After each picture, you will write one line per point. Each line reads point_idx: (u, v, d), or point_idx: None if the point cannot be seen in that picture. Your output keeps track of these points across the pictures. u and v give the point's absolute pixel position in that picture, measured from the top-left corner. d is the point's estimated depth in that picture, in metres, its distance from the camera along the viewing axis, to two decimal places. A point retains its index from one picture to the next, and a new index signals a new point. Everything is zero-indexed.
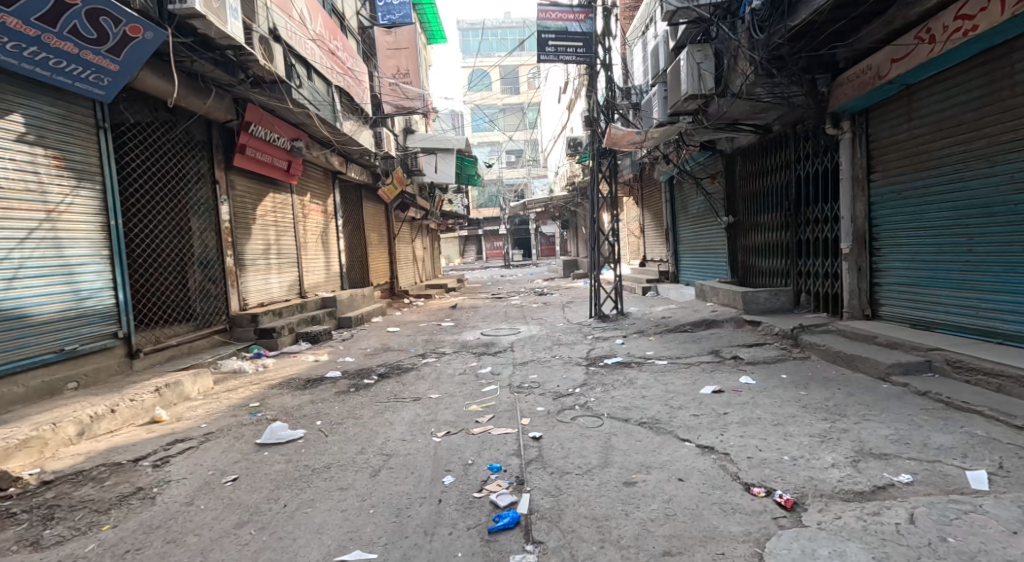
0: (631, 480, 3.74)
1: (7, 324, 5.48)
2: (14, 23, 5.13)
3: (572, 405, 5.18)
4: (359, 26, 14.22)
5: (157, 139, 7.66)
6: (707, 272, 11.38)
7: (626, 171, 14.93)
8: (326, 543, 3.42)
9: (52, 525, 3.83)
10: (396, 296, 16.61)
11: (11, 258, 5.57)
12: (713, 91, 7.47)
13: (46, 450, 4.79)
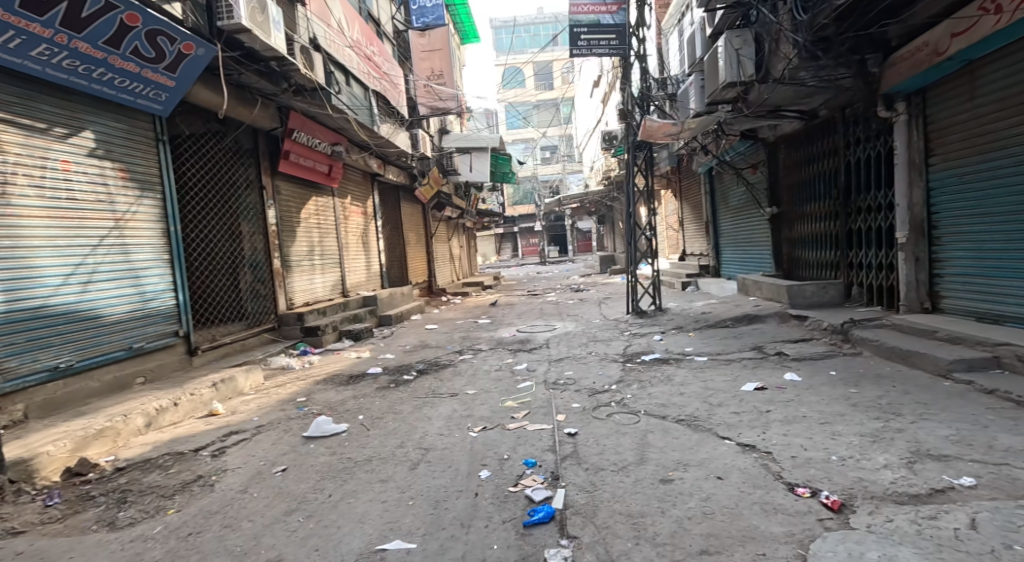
0: (667, 477, 3.67)
1: (83, 325, 5.72)
2: (82, 47, 5.41)
3: (608, 402, 5.12)
4: (393, 30, 14.38)
5: (209, 150, 7.95)
6: (750, 265, 11.13)
7: (663, 165, 14.71)
8: (368, 532, 3.46)
9: (125, 507, 3.98)
10: (434, 294, 16.73)
11: (86, 264, 5.80)
12: (753, 77, 7.29)
13: (119, 439, 5.01)
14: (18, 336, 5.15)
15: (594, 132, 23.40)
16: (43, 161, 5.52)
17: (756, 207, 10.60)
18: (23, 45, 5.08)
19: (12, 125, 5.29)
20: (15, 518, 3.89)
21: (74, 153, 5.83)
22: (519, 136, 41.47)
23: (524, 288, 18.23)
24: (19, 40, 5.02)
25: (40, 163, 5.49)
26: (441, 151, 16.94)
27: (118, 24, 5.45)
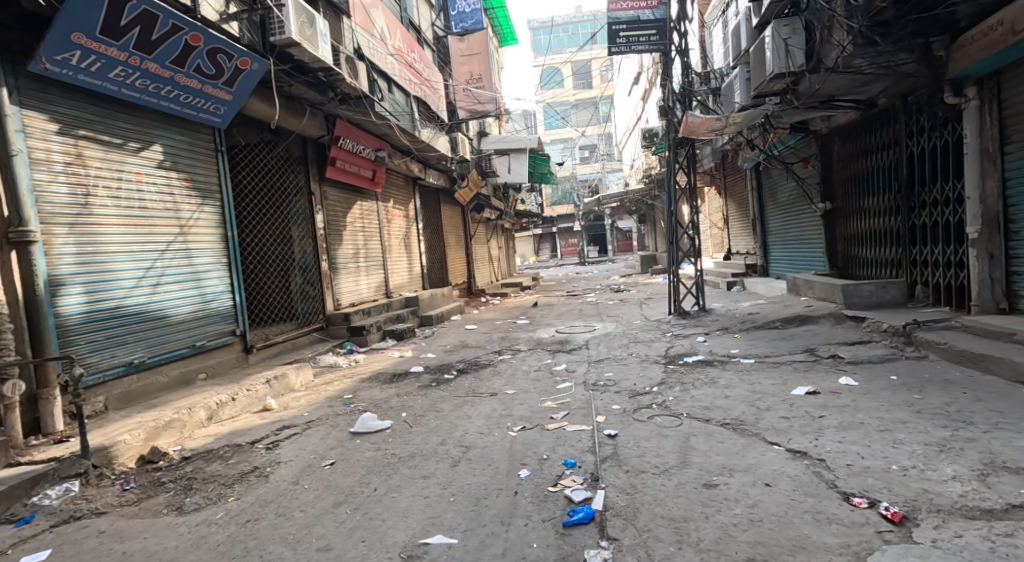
0: (712, 482, 3.57)
1: (153, 325, 5.96)
2: (153, 68, 5.65)
3: (649, 404, 5.02)
4: (434, 36, 14.55)
5: (263, 157, 8.18)
6: (801, 263, 10.79)
7: (707, 161, 14.44)
8: (411, 526, 3.47)
9: (191, 493, 4.12)
10: (473, 295, 16.79)
11: (155, 268, 6.04)
12: (803, 67, 7.04)
13: (184, 431, 5.23)
14: (99, 334, 5.39)
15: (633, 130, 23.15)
16: (119, 173, 5.77)
17: (807, 203, 10.27)
18: (103, 68, 5.33)
19: (93, 141, 5.55)
20: (95, 500, 4.09)
21: (145, 165, 6.08)
22: (557, 136, 41.35)
23: (563, 288, 18.12)
24: (100, 64, 5.27)
25: (117, 175, 5.74)
26: (479, 154, 16.99)
27: (185, 44, 5.69)
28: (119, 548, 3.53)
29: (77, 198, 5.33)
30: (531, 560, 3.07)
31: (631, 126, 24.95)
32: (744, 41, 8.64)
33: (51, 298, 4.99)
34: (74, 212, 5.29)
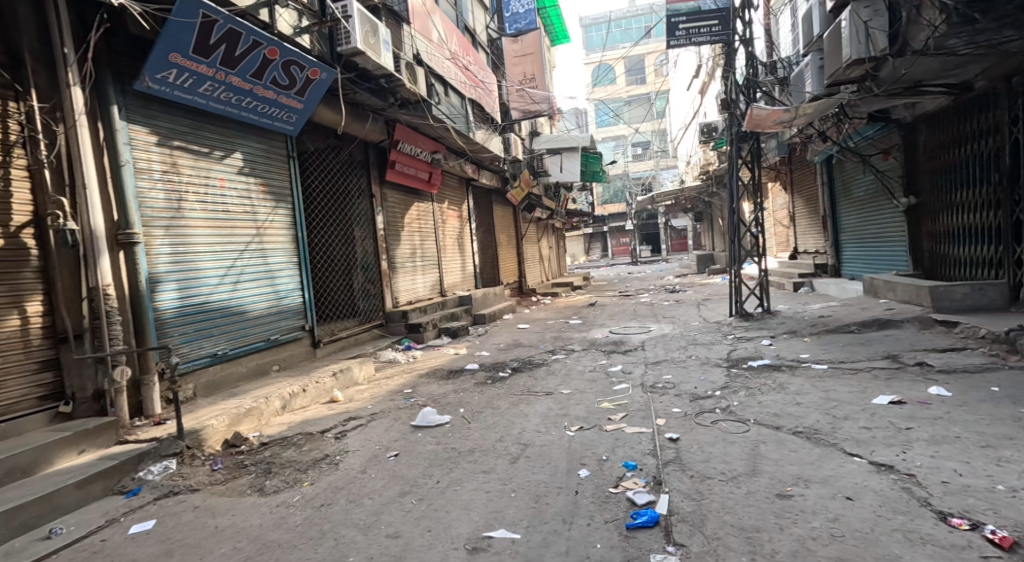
0: (785, 492, 3.40)
1: (234, 320, 6.26)
2: (235, 81, 5.94)
3: (712, 408, 4.85)
4: (488, 38, 14.64)
5: (329, 162, 8.44)
6: (880, 262, 10.25)
7: (772, 155, 13.93)
8: (474, 520, 3.47)
9: (270, 477, 4.30)
10: (524, 295, 16.74)
11: (236, 266, 6.34)
12: (887, 52, 6.60)
13: (262, 418, 5.47)
14: (189, 327, 5.73)
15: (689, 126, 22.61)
16: (206, 180, 6.10)
17: (887, 198, 9.74)
18: (194, 84, 5.66)
19: (185, 151, 5.91)
20: (189, 478, 4.34)
21: (228, 172, 6.39)
22: (610, 134, 40.87)
23: (616, 288, 17.85)
24: (191, 80, 5.60)
25: (204, 182, 6.07)
26: (532, 154, 16.97)
27: (262, 59, 5.94)
28: (212, 522, 3.73)
29: (170, 202, 5.68)
30: (595, 560, 3.01)
31: (687, 122, 24.39)
32: (818, 27, 8.25)
33: (150, 293, 5.35)
34: (169, 216, 5.64)
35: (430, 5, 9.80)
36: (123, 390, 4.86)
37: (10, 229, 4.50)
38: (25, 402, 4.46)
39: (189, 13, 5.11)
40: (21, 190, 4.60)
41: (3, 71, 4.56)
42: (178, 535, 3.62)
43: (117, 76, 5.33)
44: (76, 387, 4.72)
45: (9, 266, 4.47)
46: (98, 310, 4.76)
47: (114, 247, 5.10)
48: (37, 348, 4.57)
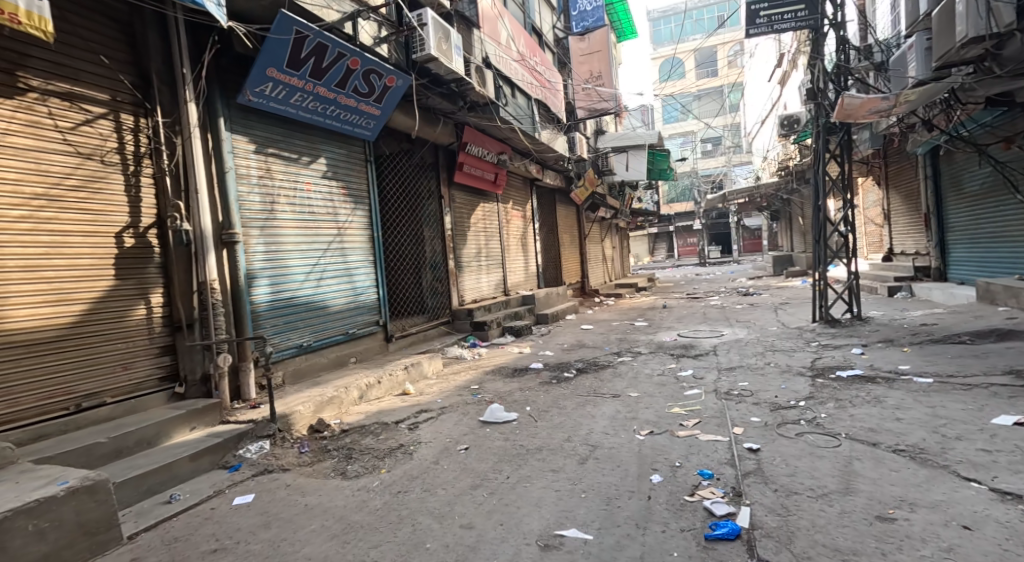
0: (886, 514, 3.14)
1: (317, 315, 6.48)
2: (322, 91, 6.20)
3: (795, 419, 4.57)
4: (555, 38, 14.56)
5: (402, 166, 8.64)
6: (998, 264, 9.44)
7: (864, 148, 13.10)
8: (544, 517, 3.41)
9: (351, 462, 4.46)
10: (586, 296, 16.51)
11: (319, 264, 6.57)
12: (1013, 25, 6.05)
13: (342, 407, 5.66)
14: (279, 320, 5.99)
15: (765, 121, 21.66)
16: (295, 184, 6.36)
17: (1009, 192, 8.95)
18: (287, 95, 5.93)
19: (278, 157, 6.18)
20: (281, 458, 4.57)
21: (314, 177, 6.64)
22: (677, 131, 39.83)
23: (683, 290, 17.33)
24: (285, 92, 5.88)
25: (293, 186, 6.33)
26: (597, 153, 16.73)
27: (346, 69, 6.19)
28: (302, 500, 3.91)
29: (264, 205, 5.95)
30: None
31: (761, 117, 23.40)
32: (925, 5, 7.73)
33: (247, 287, 5.62)
34: (264, 217, 5.92)
35: (499, 8, 9.83)
36: (226, 374, 5.14)
37: (139, 229, 4.85)
38: (148, 383, 4.78)
39: (285, 30, 5.36)
40: (146, 196, 4.94)
41: (135, 92, 4.96)
42: (274, 509, 3.82)
43: (224, 90, 5.63)
44: (188, 370, 5.04)
45: (138, 263, 4.81)
46: (206, 304, 5.10)
47: (218, 245, 5.40)
48: (158, 334, 4.90)
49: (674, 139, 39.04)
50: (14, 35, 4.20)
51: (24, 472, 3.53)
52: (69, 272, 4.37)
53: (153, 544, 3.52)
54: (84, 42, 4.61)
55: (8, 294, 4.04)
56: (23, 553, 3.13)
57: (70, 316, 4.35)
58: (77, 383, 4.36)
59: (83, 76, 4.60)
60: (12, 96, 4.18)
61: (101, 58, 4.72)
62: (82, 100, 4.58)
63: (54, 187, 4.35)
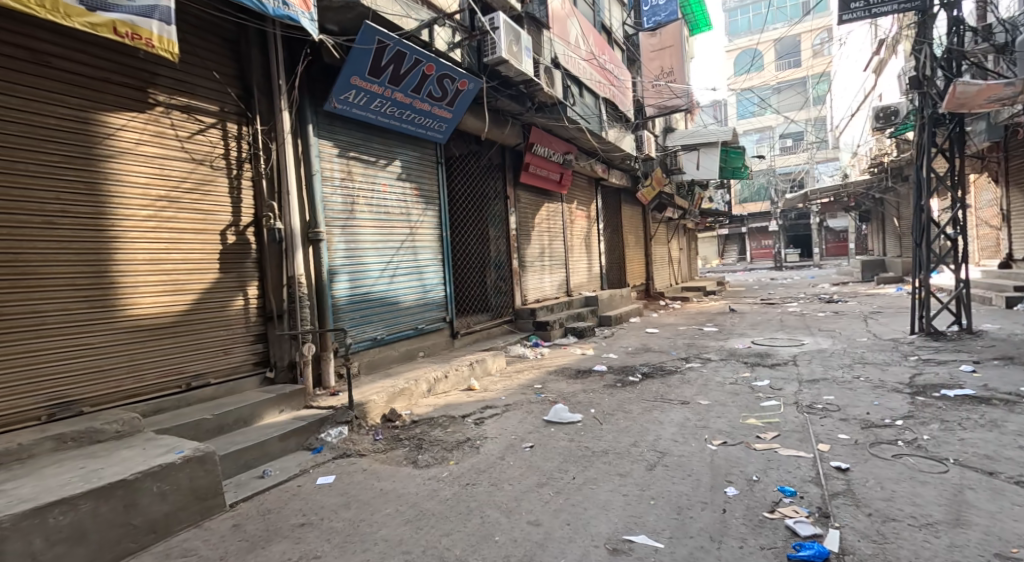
0: (1007, 554, 2.88)
1: (389, 310, 6.64)
2: (399, 97, 6.36)
3: (892, 439, 4.26)
4: (624, 35, 14.28)
5: (467, 167, 8.81)
6: None
7: (980, 142, 12.07)
8: (612, 521, 3.34)
9: (421, 452, 4.54)
10: (652, 298, 16.13)
11: (392, 260, 6.73)
12: None
13: (412, 398, 5.77)
14: (357, 314, 6.19)
15: (857, 114, 20.43)
16: (373, 185, 6.53)
17: None
18: (368, 102, 6.12)
19: (358, 160, 6.37)
20: (358, 444, 4.73)
21: (390, 178, 6.80)
22: (754, 128, 38.27)
23: (756, 296, 16.62)
24: (366, 98, 6.07)
25: (371, 187, 6.51)
26: (666, 150, 16.29)
27: (422, 75, 6.33)
28: (377, 485, 4.02)
29: (345, 205, 6.15)
30: None
31: (847, 112, 22.10)
32: None
33: (330, 281, 5.84)
34: (344, 217, 6.12)
35: (570, 9, 9.74)
36: (310, 361, 5.37)
37: (239, 228, 5.17)
38: (244, 367, 5.10)
39: (368, 40, 5.54)
40: (246, 197, 5.25)
41: (240, 103, 5.28)
42: (352, 491, 3.94)
43: (313, 98, 5.88)
44: (277, 357, 5.32)
45: (238, 258, 5.13)
46: (295, 297, 5.31)
47: (305, 243, 5.63)
48: (253, 322, 5.22)
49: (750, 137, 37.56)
50: (144, 56, 4.57)
51: (148, 440, 3.84)
52: (184, 265, 4.71)
53: (249, 514, 3.71)
54: (198, 59, 4.96)
55: (135, 284, 4.40)
56: (148, 511, 3.39)
57: (183, 304, 4.69)
58: (188, 363, 4.69)
59: (198, 90, 4.94)
60: (142, 109, 4.53)
61: (213, 74, 5.07)
62: (197, 111, 4.91)
63: (174, 189, 4.69)
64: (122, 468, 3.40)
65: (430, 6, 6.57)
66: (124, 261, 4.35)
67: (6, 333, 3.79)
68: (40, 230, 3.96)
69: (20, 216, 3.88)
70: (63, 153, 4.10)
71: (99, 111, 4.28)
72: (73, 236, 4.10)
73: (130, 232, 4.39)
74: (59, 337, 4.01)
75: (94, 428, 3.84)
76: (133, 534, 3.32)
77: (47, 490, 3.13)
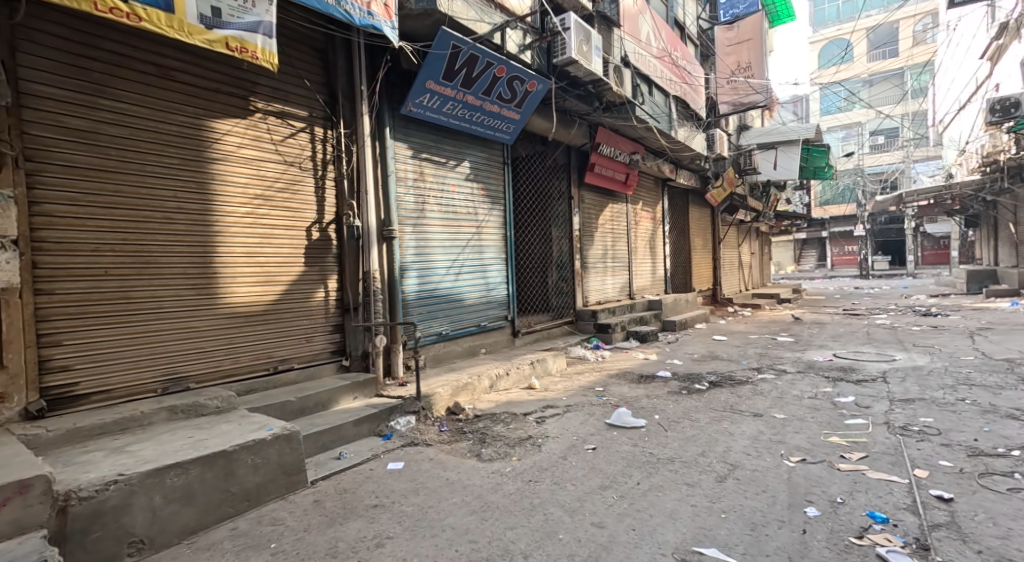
0: None
1: (454, 306, 6.93)
2: (470, 99, 6.63)
3: (1002, 470, 4.06)
4: (699, 29, 14.06)
5: (531, 168, 9.05)
6: None
7: None
8: (681, 531, 3.44)
9: (485, 446, 4.77)
10: (719, 305, 15.80)
11: (458, 258, 7.01)
12: None
13: (475, 393, 6.02)
14: (424, 308, 6.50)
15: (968, 106, 18.99)
16: (442, 186, 6.83)
17: None
18: (441, 104, 6.43)
19: (430, 161, 6.69)
20: (425, 433, 5.02)
21: (459, 179, 7.09)
22: (841, 124, 36.39)
23: (836, 306, 15.91)
24: (439, 101, 6.37)
25: (440, 187, 6.81)
26: (740, 150, 15.90)
27: (492, 77, 6.58)
28: (443, 474, 4.27)
29: (417, 204, 6.47)
30: None
31: (955, 103, 20.54)
32: None
33: (401, 277, 6.17)
34: (415, 215, 6.44)
35: (641, 5, 9.75)
36: (381, 352, 5.70)
37: (323, 225, 5.57)
38: (322, 354, 5.51)
39: (443, 45, 5.86)
40: (329, 197, 5.65)
41: (326, 109, 5.68)
42: (421, 478, 4.21)
43: (391, 102, 6.22)
44: (352, 347, 5.70)
45: (321, 253, 5.54)
46: (369, 290, 5.64)
47: (380, 240, 5.98)
48: (331, 312, 5.62)
49: (835, 133, 35.78)
50: (247, 67, 5.01)
51: (243, 417, 4.25)
52: (275, 258, 5.15)
53: (329, 492, 4.05)
54: (292, 69, 5.37)
55: (233, 276, 4.85)
56: (246, 480, 3.78)
57: (272, 294, 5.12)
58: (275, 348, 5.12)
59: (292, 98, 5.36)
60: (244, 116, 4.98)
61: (305, 82, 5.48)
62: (289, 117, 5.33)
63: (268, 188, 5.13)
64: (224, 440, 3.80)
65: (503, 10, 6.81)
66: (226, 254, 4.80)
67: (130, 316, 4.28)
68: (161, 224, 4.43)
69: (145, 212, 4.37)
70: (181, 156, 4.57)
71: (209, 118, 4.75)
72: (185, 230, 4.57)
73: (232, 227, 4.84)
74: (172, 320, 4.48)
75: (198, 403, 4.29)
76: (232, 501, 3.71)
77: (164, 454, 3.56)
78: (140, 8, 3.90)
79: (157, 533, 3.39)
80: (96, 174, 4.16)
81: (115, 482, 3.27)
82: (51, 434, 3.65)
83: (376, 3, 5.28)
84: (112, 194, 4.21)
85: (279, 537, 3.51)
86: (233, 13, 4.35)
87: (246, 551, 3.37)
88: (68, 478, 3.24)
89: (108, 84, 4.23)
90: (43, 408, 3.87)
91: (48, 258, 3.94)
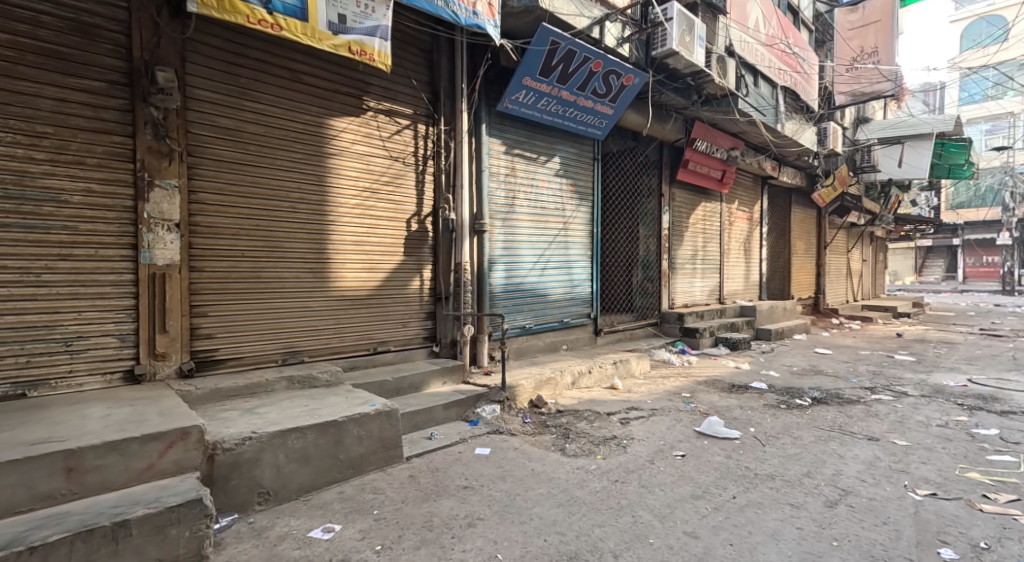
0: None
1: (538, 301, 7.10)
2: (565, 95, 6.75)
3: None
4: (815, 14, 13.31)
5: (621, 164, 9.05)
6: None
7: None
8: (786, 552, 3.42)
9: (568, 441, 4.91)
10: (821, 315, 14.99)
11: (544, 254, 7.16)
12: None
13: (557, 389, 6.17)
14: (510, 302, 6.71)
15: None
16: (532, 181, 7.00)
17: None
18: (535, 101, 6.59)
19: (522, 157, 6.87)
20: (509, 423, 5.23)
21: (548, 175, 7.23)
22: (986, 116, 32.90)
23: (968, 325, 14.54)
24: (534, 97, 6.53)
25: (530, 183, 6.98)
26: (858, 147, 14.96)
27: (589, 72, 6.65)
28: (529, 465, 4.45)
29: (507, 199, 6.69)
30: None
31: None
32: None
33: (489, 269, 6.41)
34: (505, 210, 6.65)
35: None
36: (469, 341, 5.97)
37: (421, 217, 5.90)
38: (416, 339, 5.85)
39: (542, 41, 6.02)
40: (428, 190, 5.97)
41: (429, 106, 5.99)
42: (508, 466, 4.41)
43: (489, 99, 6.46)
44: (441, 334, 6.00)
45: (418, 243, 5.87)
46: (460, 281, 5.92)
47: (472, 233, 6.24)
48: (425, 300, 5.94)
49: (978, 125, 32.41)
50: (363, 69, 5.39)
51: (347, 391, 4.64)
52: (378, 247, 5.52)
53: (423, 468, 4.34)
54: (402, 70, 5.72)
55: (343, 262, 5.26)
56: (351, 450, 4.13)
57: (374, 280, 5.50)
58: (375, 331, 5.51)
59: (400, 96, 5.71)
60: (359, 115, 5.37)
61: (412, 81, 5.81)
62: (397, 115, 5.68)
63: (376, 182, 5.50)
64: (333, 411, 4.18)
65: (603, 4, 6.86)
66: (339, 242, 5.21)
67: (260, 293, 4.77)
68: (287, 214, 4.90)
69: (276, 202, 4.84)
70: (306, 152, 5.02)
71: (330, 117, 5.17)
72: (306, 219, 5.01)
73: (344, 217, 5.25)
74: (292, 299, 4.95)
75: (310, 376, 4.71)
76: (339, 467, 4.07)
77: (286, 418, 3.98)
78: (282, 19, 4.34)
79: (279, 487, 3.80)
80: (238, 167, 4.66)
81: (249, 438, 3.71)
82: (198, 391, 4.18)
83: (480, 3, 5.52)
84: (250, 184, 4.71)
85: (381, 505, 3.82)
86: (356, 19, 4.71)
87: (353, 514, 3.70)
88: (213, 431, 3.71)
89: (251, 87, 4.73)
90: (193, 369, 4.41)
91: (201, 240, 4.48)
